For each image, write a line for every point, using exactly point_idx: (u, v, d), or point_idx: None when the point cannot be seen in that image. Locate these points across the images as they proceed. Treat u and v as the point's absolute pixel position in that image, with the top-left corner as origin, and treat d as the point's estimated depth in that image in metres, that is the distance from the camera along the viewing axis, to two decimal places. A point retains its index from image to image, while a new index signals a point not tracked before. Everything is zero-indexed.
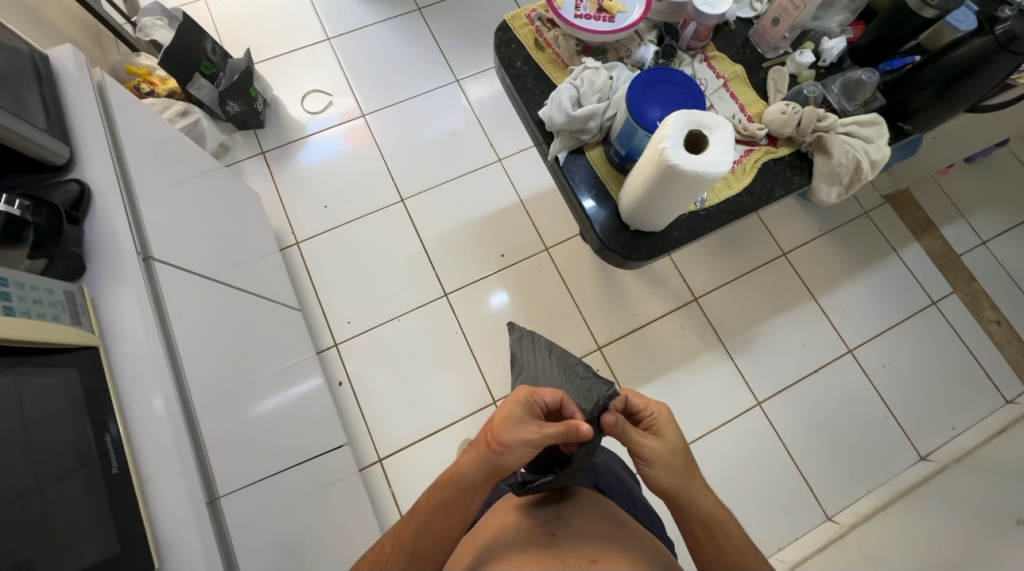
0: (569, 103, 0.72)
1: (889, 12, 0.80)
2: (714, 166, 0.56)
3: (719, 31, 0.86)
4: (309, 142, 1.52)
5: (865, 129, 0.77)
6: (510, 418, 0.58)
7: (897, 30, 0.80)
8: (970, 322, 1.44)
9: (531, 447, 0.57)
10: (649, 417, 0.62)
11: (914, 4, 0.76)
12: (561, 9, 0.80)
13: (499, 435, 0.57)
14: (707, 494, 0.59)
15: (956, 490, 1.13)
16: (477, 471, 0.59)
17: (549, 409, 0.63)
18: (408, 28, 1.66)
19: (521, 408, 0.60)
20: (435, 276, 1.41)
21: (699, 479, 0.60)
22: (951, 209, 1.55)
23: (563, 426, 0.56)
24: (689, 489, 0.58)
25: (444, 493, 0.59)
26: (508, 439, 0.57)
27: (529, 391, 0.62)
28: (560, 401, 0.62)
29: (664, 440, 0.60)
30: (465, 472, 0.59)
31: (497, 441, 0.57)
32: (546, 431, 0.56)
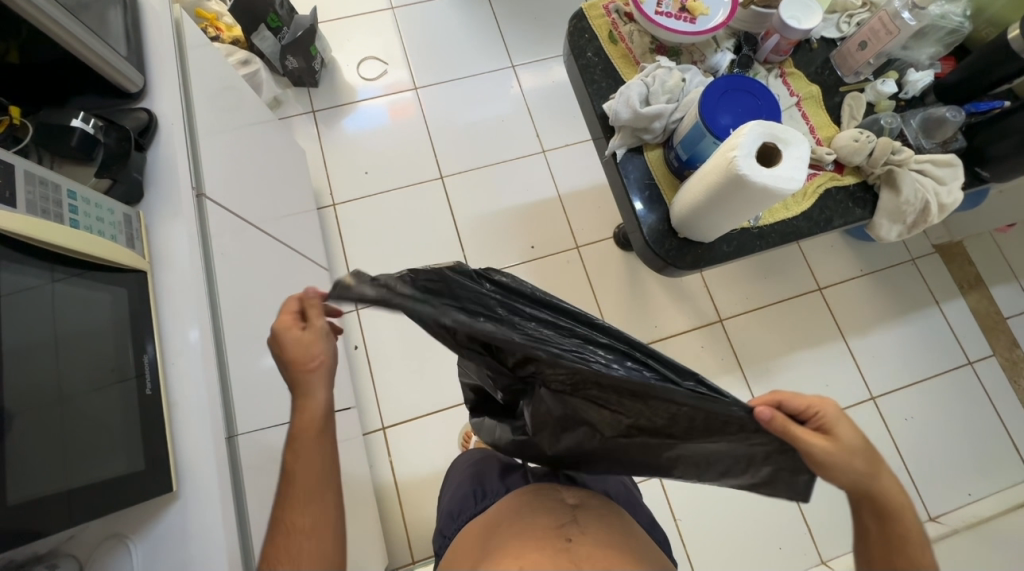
0: (637, 99, 0.71)
1: (985, 52, 0.76)
2: (784, 181, 0.55)
3: (800, 48, 0.83)
4: (358, 108, 1.54)
5: (939, 169, 0.74)
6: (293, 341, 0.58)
7: (990, 72, 0.76)
8: (1005, 388, 1.38)
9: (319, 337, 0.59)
10: (814, 414, 0.52)
11: (1017, 45, 0.72)
12: (641, 3, 0.77)
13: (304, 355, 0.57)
14: (899, 490, 0.53)
15: (965, 555, 1.09)
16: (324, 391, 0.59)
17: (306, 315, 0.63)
18: (472, 7, 1.65)
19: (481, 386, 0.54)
20: (462, 257, 1.42)
21: (885, 470, 0.52)
22: (1004, 270, 1.48)
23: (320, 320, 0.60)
24: (878, 483, 0.52)
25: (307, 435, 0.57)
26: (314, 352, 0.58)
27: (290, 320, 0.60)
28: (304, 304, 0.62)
29: (835, 439, 0.51)
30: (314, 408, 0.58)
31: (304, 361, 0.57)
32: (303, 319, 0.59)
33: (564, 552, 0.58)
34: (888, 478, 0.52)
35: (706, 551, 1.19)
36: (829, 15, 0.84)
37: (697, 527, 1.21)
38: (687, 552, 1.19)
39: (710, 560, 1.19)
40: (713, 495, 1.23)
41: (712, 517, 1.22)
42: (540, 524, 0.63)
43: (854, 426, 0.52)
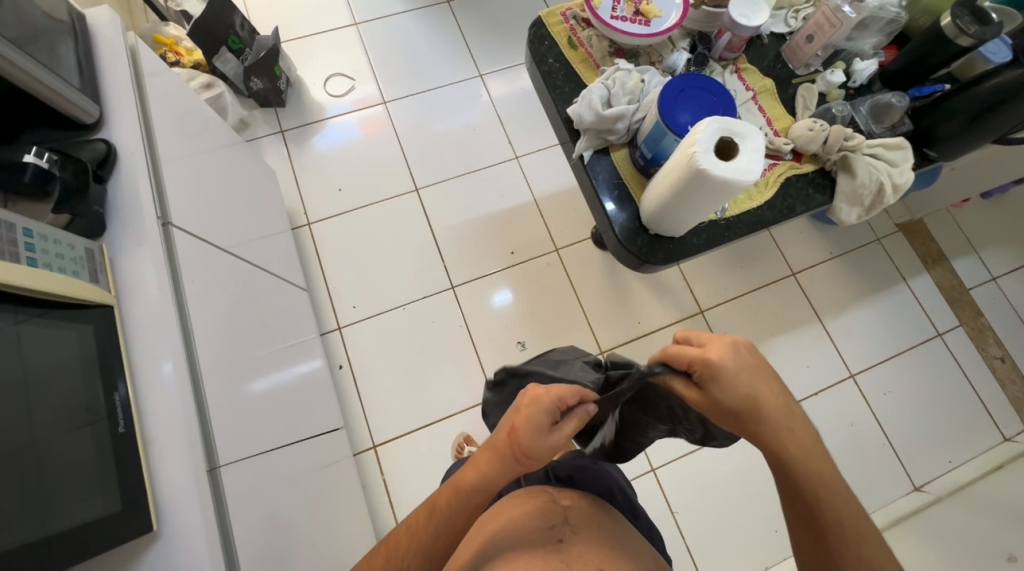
0: (599, 102, 0.72)
1: (924, 39, 0.79)
2: (743, 173, 0.56)
3: (753, 44, 0.86)
4: (328, 125, 1.53)
5: (890, 152, 0.77)
6: (540, 431, 0.56)
7: (929, 58, 0.80)
8: (974, 357, 1.44)
9: (557, 448, 0.58)
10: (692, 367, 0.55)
11: (950, 31, 0.76)
12: (598, 10, 0.79)
13: (530, 449, 0.55)
14: (790, 432, 0.52)
15: (951, 522, 1.13)
16: (502, 471, 0.56)
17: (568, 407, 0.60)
18: (436, 19, 1.66)
19: (553, 393, 0.58)
20: (443, 267, 1.41)
21: (767, 412, 0.52)
22: (963, 243, 1.55)
23: (579, 418, 0.59)
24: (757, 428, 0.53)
25: (464, 481, 0.56)
26: (538, 452, 0.56)
27: (551, 393, 0.58)
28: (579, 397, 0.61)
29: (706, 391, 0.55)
30: (488, 478, 0.55)
31: (526, 455, 0.55)
32: (567, 430, 0.58)
33: (556, 554, 0.58)
34: (774, 419, 0.52)
35: (704, 541, 1.20)
36: (777, 12, 0.87)
37: (694, 517, 1.22)
38: (686, 544, 1.19)
39: (710, 549, 1.20)
40: (708, 485, 1.24)
41: (708, 506, 1.23)
42: (531, 525, 0.62)
43: (735, 369, 0.53)
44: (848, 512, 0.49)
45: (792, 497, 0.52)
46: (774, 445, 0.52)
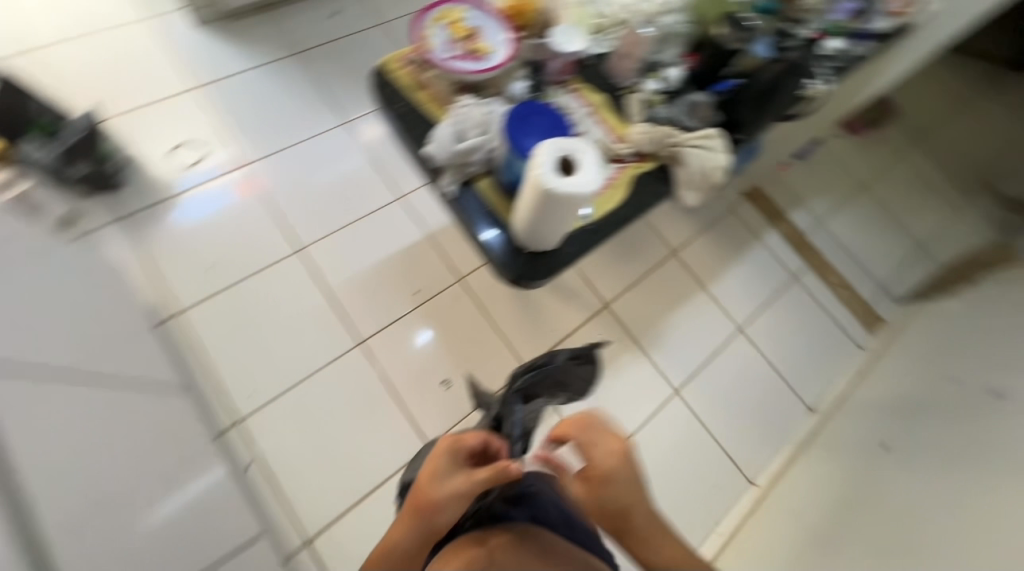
0: (452, 139, 0.75)
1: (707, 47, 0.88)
2: (583, 186, 0.61)
3: (581, 66, 0.87)
4: (182, 200, 1.37)
5: (709, 140, 0.81)
6: (439, 476, 0.72)
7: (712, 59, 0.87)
8: (824, 289, 1.72)
9: (461, 497, 0.70)
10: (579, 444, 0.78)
11: (725, 40, 0.87)
12: (432, 52, 0.78)
13: (430, 494, 0.70)
14: (632, 490, 0.75)
15: (840, 437, 1.37)
16: (418, 521, 0.70)
17: (473, 452, 0.77)
18: (286, 72, 1.59)
19: (456, 441, 0.76)
20: (346, 325, 1.33)
21: (621, 480, 0.74)
22: (792, 199, 1.86)
23: (489, 471, 0.71)
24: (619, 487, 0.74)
25: (381, 549, 0.71)
26: (440, 496, 0.70)
27: (453, 442, 0.76)
28: (482, 442, 0.78)
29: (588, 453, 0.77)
30: (405, 533, 0.70)
31: (427, 500, 0.70)
32: (474, 478, 0.70)
33: None
34: (625, 488, 0.75)
35: (656, 517, 1.31)
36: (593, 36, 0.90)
37: (644, 498, 1.32)
38: None
39: (664, 522, 1.31)
40: (650, 464, 1.36)
41: (653, 483, 1.34)
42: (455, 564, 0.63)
43: (605, 453, 0.75)
44: (665, 548, 0.76)
45: (627, 533, 0.75)
46: (627, 508, 0.74)
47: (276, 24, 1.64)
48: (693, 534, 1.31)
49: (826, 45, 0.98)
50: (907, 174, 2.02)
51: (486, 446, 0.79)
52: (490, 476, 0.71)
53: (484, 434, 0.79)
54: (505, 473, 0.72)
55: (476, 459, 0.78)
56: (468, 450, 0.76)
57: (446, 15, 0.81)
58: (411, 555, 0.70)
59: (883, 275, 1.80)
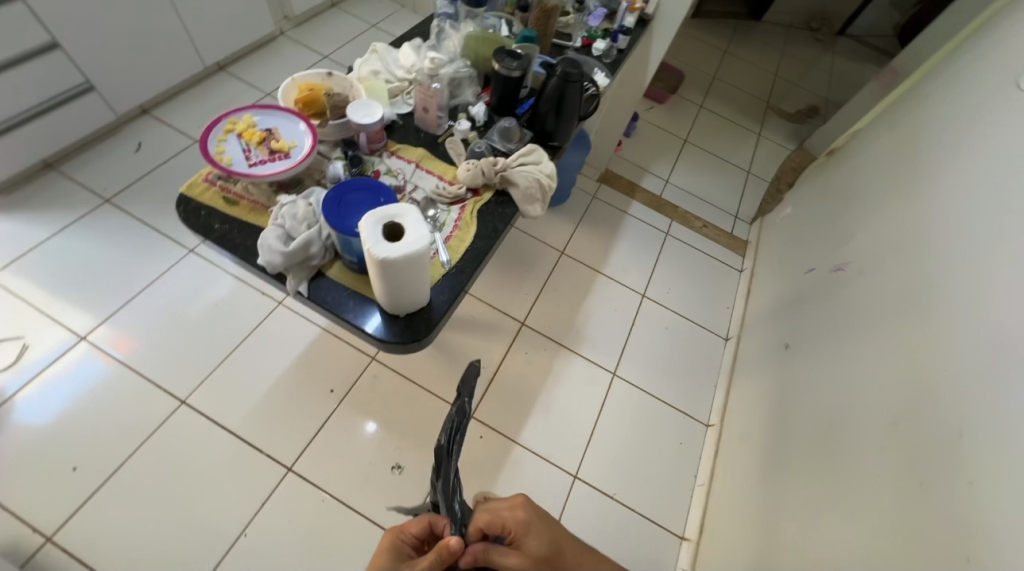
0: (279, 242, 0.66)
1: (495, 81, 0.90)
2: (416, 245, 0.55)
3: (392, 129, 0.88)
4: (13, 407, 1.16)
5: (529, 156, 0.87)
6: None
7: (505, 89, 0.90)
8: (693, 234, 1.94)
9: None
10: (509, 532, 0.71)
11: (503, 70, 0.87)
12: (231, 166, 0.72)
13: None
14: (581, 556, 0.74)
15: (753, 352, 1.52)
16: None
17: (422, 538, 0.72)
18: (102, 223, 1.44)
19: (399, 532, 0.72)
20: (266, 458, 1.20)
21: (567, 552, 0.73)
22: (639, 170, 2.10)
23: (434, 551, 0.64)
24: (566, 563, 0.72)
25: None
26: None
27: (398, 534, 0.72)
28: (428, 525, 0.73)
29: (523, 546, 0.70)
30: None
31: None
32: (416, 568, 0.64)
33: None
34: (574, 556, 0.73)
35: (643, 497, 1.35)
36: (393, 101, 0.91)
37: (625, 486, 1.36)
38: (636, 511, 1.32)
39: (650, 499, 1.35)
40: (619, 452, 1.40)
41: (627, 467, 1.38)
42: None
43: (535, 527, 0.72)
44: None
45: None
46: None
47: (74, 178, 1.49)
48: (680, 496, 1.37)
49: (595, 48, 1.13)
50: (714, 119, 2.39)
51: (433, 525, 0.73)
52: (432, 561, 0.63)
53: (429, 515, 0.74)
54: (448, 549, 0.63)
55: (428, 543, 0.73)
56: (414, 539, 0.72)
57: (235, 124, 0.76)
58: None
59: (731, 205, 2.08)
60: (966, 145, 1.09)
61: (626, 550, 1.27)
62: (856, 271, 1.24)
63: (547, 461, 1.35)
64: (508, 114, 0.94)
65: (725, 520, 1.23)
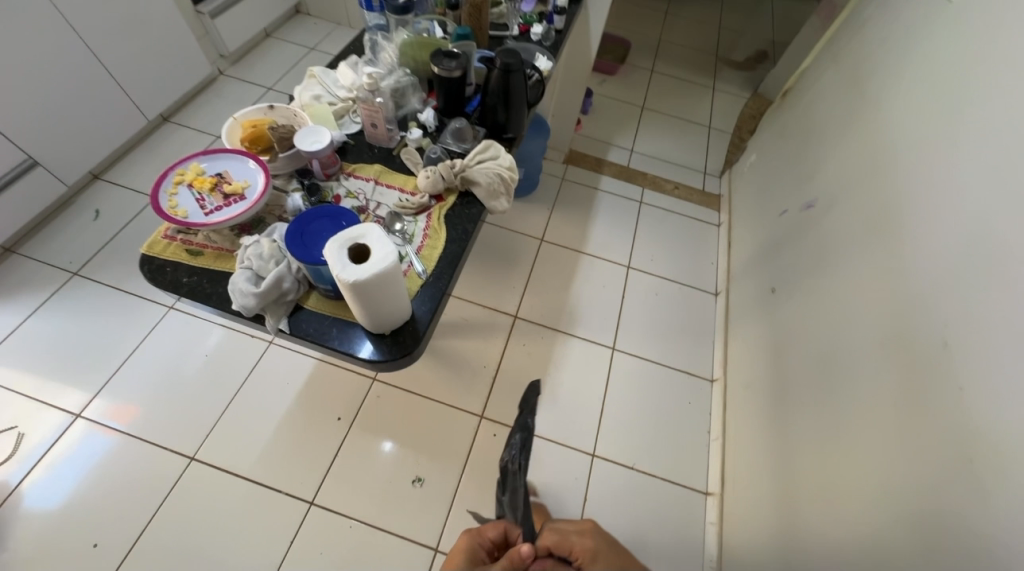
0: (250, 284, 0.64)
1: (437, 84, 0.90)
2: (383, 263, 0.55)
3: (345, 150, 0.88)
4: (21, 498, 1.14)
5: (487, 153, 0.87)
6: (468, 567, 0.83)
7: (449, 90, 0.90)
8: (666, 197, 1.96)
9: None
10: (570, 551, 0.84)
11: (443, 73, 0.86)
12: (187, 217, 0.70)
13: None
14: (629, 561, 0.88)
15: (743, 301, 1.55)
16: None
17: (498, 541, 0.91)
18: (76, 297, 1.42)
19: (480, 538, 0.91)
20: (286, 497, 1.20)
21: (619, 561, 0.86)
22: (603, 145, 2.10)
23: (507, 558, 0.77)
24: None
25: None
26: None
27: (479, 537, 0.91)
28: (502, 531, 0.92)
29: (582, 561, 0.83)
30: None
31: None
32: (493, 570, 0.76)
33: None
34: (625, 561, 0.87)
35: (662, 461, 1.37)
36: (341, 120, 0.90)
37: (643, 454, 1.38)
38: (658, 476, 1.35)
39: (669, 461, 1.37)
40: (632, 422, 1.42)
41: (642, 435, 1.40)
42: None
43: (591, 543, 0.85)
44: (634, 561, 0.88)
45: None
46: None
47: (37, 257, 1.46)
48: (698, 453, 1.39)
49: (532, 32, 1.13)
50: (667, 81, 2.40)
51: (507, 532, 0.93)
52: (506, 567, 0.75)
53: (503, 523, 0.94)
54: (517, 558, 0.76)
55: (501, 546, 0.92)
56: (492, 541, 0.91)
57: (184, 174, 0.74)
58: None
59: (697, 162, 2.10)
60: (908, 64, 1.11)
61: (654, 516, 1.29)
62: (825, 206, 1.26)
63: (563, 446, 1.37)
64: (457, 114, 0.94)
65: (743, 470, 1.25)
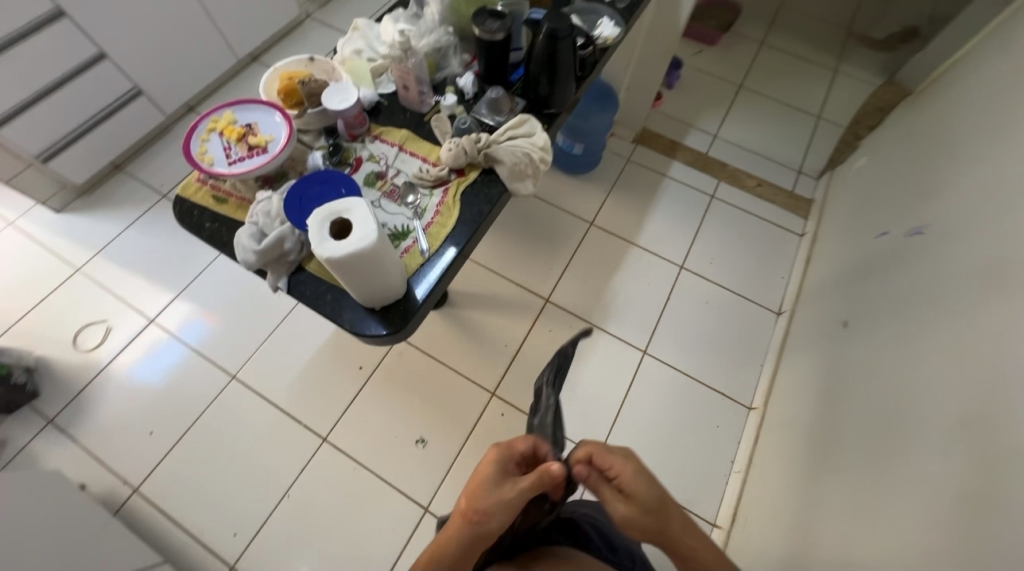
0: (252, 240, 0.66)
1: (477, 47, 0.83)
2: (359, 243, 0.53)
3: (377, 111, 0.85)
4: (102, 382, 1.35)
5: (520, 129, 0.80)
6: (488, 483, 0.66)
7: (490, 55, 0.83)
8: (744, 195, 1.73)
9: (509, 505, 0.64)
10: (614, 474, 0.66)
11: (484, 35, 0.79)
12: (213, 165, 0.73)
13: (477, 504, 0.64)
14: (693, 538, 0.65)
15: (807, 328, 1.35)
16: (460, 543, 0.64)
17: (526, 457, 0.72)
18: (162, 218, 1.60)
19: (502, 447, 0.71)
20: (303, 429, 1.31)
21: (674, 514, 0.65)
22: (682, 126, 1.88)
23: (537, 474, 0.65)
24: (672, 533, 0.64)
25: (429, 555, 0.66)
26: (486, 505, 0.63)
27: (503, 448, 0.71)
28: (532, 446, 0.72)
29: (629, 495, 0.65)
30: (450, 547, 0.64)
31: (474, 511, 0.63)
32: (521, 486, 0.64)
33: None
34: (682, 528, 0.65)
35: (672, 480, 1.29)
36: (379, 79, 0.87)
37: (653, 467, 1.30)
38: None
39: (680, 482, 1.29)
40: (647, 433, 1.34)
41: (656, 448, 1.32)
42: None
43: (642, 477, 0.65)
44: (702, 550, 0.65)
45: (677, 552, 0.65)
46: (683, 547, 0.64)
47: (137, 178, 1.66)
48: (714, 480, 1.29)
49: None
50: (777, 58, 2.06)
51: (538, 448, 0.73)
52: (539, 484, 0.65)
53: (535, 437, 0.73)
54: (550, 475, 0.65)
55: (528, 463, 0.73)
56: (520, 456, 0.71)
57: (216, 122, 0.77)
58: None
59: (792, 158, 1.81)
60: None
61: None
62: (937, 235, 1.02)
63: (569, 440, 1.33)
64: (498, 82, 0.87)
65: (761, 514, 1.13)
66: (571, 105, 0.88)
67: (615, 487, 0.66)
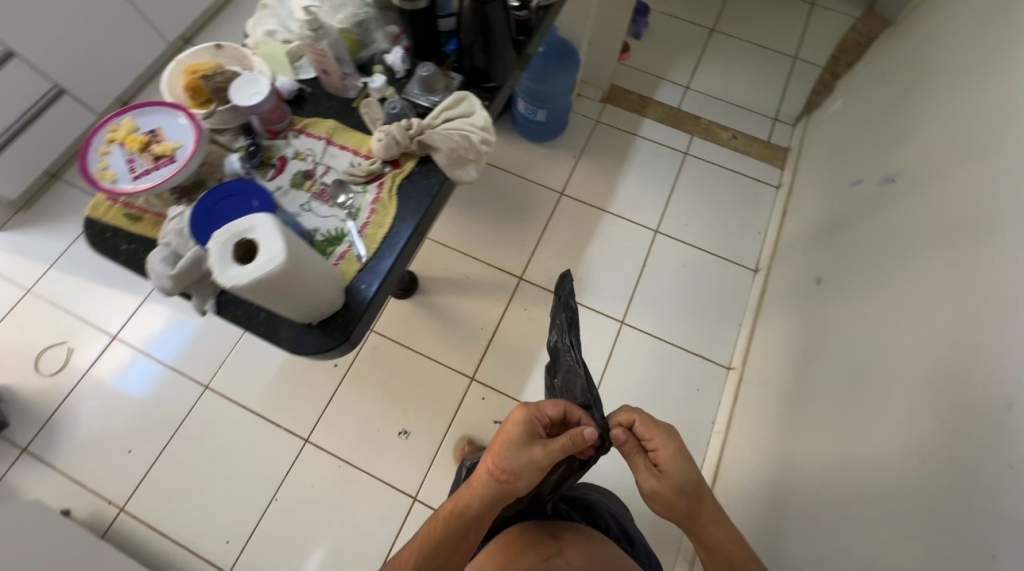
0: (166, 265, 0.61)
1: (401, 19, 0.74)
2: (265, 266, 0.48)
3: (300, 100, 0.77)
4: (71, 404, 1.32)
5: (456, 110, 0.73)
6: (517, 444, 0.66)
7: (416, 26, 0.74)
8: (718, 149, 1.66)
9: (538, 468, 0.66)
10: (651, 447, 0.69)
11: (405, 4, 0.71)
12: (116, 181, 0.67)
13: (504, 466, 0.66)
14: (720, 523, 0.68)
15: (784, 285, 1.33)
16: (484, 498, 0.67)
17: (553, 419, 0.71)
18: None
19: (530, 408, 0.69)
20: (283, 431, 1.30)
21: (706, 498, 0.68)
22: (652, 79, 1.78)
23: (569, 439, 0.65)
24: (700, 523, 0.68)
25: (449, 509, 0.69)
26: (515, 469, 0.65)
27: (532, 410, 0.69)
28: (562, 410, 0.70)
29: (663, 473, 0.68)
30: (473, 503, 0.68)
31: (502, 473, 0.66)
32: (550, 450, 0.65)
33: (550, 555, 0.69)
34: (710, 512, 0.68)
35: None
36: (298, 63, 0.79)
37: None
38: None
39: None
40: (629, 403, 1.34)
41: None
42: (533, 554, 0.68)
43: (682, 462, 0.67)
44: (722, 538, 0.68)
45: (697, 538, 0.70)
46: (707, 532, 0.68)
47: (77, 186, 1.56)
48: (696, 442, 1.31)
49: None
50: None
51: (568, 412, 0.70)
52: (570, 449, 0.65)
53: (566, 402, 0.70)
54: (580, 442, 0.65)
55: (554, 424, 0.72)
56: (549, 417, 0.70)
57: (115, 132, 0.69)
58: (483, 523, 0.70)
59: (767, 105, 1.73)
60: None
61: None
62: (910, 184, 0.98)
63: None
64: (430, 57, 0.79)
65: (740, 473, 1.16)
66: (513, 76, 0.80)
67: (650, 460, 0.69)
